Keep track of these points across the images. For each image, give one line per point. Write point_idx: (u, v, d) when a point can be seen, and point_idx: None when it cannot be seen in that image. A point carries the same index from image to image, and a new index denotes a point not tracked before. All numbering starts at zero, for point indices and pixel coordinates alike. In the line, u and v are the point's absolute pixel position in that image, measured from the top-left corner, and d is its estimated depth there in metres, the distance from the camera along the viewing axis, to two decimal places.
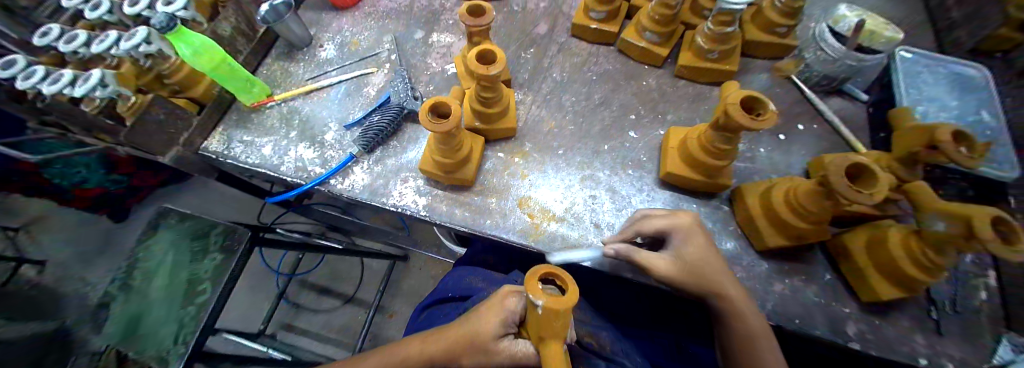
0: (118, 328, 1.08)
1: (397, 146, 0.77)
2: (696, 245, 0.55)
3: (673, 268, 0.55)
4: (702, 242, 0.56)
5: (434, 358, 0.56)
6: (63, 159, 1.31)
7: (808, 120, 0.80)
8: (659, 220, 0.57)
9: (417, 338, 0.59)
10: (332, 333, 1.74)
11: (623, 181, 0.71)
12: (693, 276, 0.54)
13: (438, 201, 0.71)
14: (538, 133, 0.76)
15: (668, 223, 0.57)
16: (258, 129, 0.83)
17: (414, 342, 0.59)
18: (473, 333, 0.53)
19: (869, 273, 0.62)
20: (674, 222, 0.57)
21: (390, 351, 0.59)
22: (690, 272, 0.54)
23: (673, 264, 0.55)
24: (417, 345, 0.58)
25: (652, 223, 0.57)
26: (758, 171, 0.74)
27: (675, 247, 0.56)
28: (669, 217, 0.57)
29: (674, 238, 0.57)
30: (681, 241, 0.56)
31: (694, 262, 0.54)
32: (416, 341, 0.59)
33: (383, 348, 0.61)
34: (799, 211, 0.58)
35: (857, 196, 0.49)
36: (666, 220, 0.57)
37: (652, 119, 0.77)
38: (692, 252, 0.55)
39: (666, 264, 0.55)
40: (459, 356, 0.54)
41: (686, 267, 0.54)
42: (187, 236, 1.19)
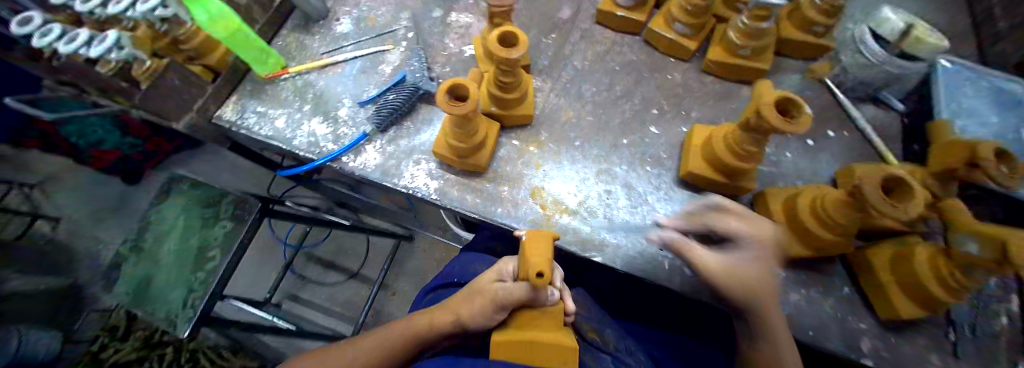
0: (128, 288, 1.12)
1: (411, 127, 0.75)
2: (760, 255, 0.48)
3: (724, 275, 0.48)
4: (767, 253, 0.48)
5: (435, 323, 0.60)
6: (80, 118, 1.32)
7: (839, 127, 0.77)
8: (732, 222, 0.49)
9: (424, 312, 0.63)
10: (336, 306, 1.77)
11: (640, 178, 0.69)
12: (745, 290, 0.47)
13: (449, 186, 0.70)
14: (555, 122, 0.74)
15: (740, 227, 0.49)
16: (272, 101, 0.82)
17: (419, 317, 0.62)
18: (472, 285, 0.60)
19: (891, 289, 0.59)
20: (749, 229, 0.48)
21: (397, 326, 0.62)
22: (745, 283, 0.47)
23: (725, 271, 0.48)
24: (423, 318, 0.61)
25: (730, 223, 0.49)
26: (782, 176, 0.71)
27: (736, 254, 0.49)
28: (747, 221, 0.49)
29: (739, 243, 0.49)
30: (745, 249, 0.48)
31: (752, 275, 0.47)
32: (421, 317, 0.62)
33: (390, 324, 0.64)
34: (825, 221, 0.55)
35: (891, 210, 0.47)
36: (742, 224, 0.49)
37: (674, 115, 0.74)
38: (753, 263, 0.48)
39: (721, 269, 0.48)
40: (460, 307, 0.58)
41: (739, 279, 0.47)
42: (198, 203, 1.21)
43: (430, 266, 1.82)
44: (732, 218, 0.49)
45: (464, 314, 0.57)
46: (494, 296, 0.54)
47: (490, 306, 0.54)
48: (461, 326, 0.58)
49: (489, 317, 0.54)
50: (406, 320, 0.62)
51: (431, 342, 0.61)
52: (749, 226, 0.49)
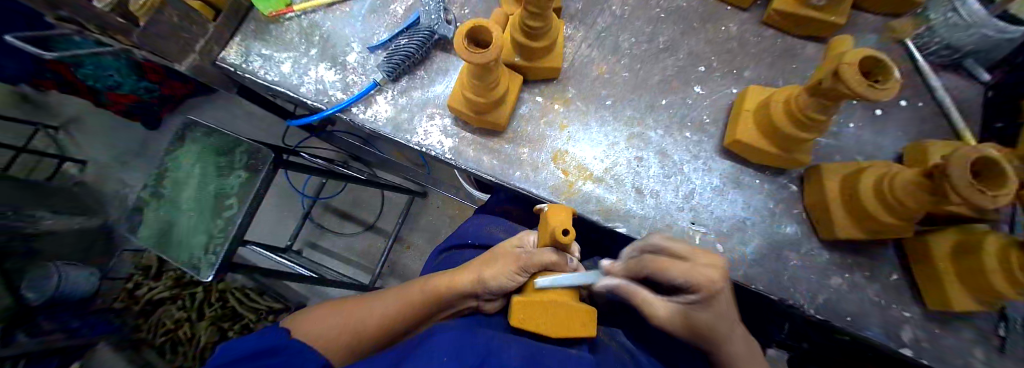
0: (152, 232, 1.16)
1: (425, 77, 0.69)
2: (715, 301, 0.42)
3: (677, 318, 0.46)
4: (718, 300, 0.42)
5: (460, 288, 0.56)
6: (93, 59, 1.29)
7: (913, 95, 0.67)
8: (669, 278, 0.43)
9: (444, 273, 0.59)
10: (353, 255, 1.82)
11: (677, 145, 0.62)
12: (695, 332, 0.45)
13: (465, 145, 0.64)
14: (585, 77, 0.66)
15: (685, 279, 0.42)
16: (278, 43, 0.75)
17: (442, 275, 0.58)
18: (497, 249, 0.57)
19: (949, 281, 0.53)
20: (691, 280, 0.42)
21: (417, 283, 0.59)
22: (688, 327, 0.45)
23: (678, 317, 0.46)
24: (444, 278, 0.57)
25: (669, 276, 0.43)
26: (841, 149, 0.64)
27: (689, 300, 0.45)
28: (686, 271, 0.42)
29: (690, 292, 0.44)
30: (697, 300, 0.43)
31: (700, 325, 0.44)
32: (445, 276, 0.58)
33: (410, 283, 0.60)
34: (891, 204, 0.48)
35: (981, 196, 0.39)
36: (685, 276, 0.42)
37: (724, 74, 0.65)
38: (703, 314, 0.43)
39: (674, 314, 0.46)
40: (483, 268, 0.55)
41: (689, 324, 0.45)
42: (213, 150, 1.19)
43: (443, 222, 1.82)
44: (669, 271, 0.43)
45: (485, 275, 0.54)
46: (517, 258, 0.52)
47: (512, 268, 0.52)
48: (481, 285, 0.55)
49: (512, 278, 0.52)
50: (426, 279, 0.58)
51: (451, 304, 0.57)
52: (691, 280, 0.42)
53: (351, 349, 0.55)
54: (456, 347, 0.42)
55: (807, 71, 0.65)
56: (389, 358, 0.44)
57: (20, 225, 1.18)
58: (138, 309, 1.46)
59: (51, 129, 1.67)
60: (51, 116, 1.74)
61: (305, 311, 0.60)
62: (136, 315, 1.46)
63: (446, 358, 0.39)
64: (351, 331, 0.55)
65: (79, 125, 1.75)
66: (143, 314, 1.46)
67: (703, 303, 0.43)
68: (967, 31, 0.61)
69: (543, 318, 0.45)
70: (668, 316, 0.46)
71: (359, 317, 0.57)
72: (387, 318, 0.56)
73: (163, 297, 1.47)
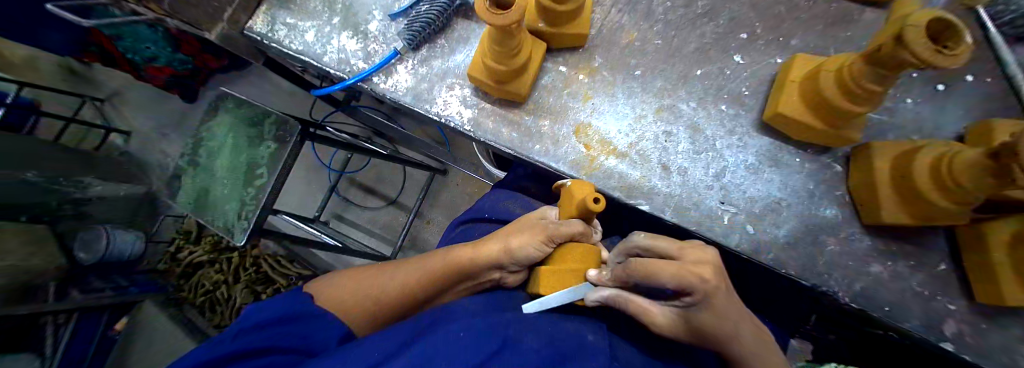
0: (190, 197, 1.23)
1: (446, 46, 0.67)
2: (717, 297, 0.39)
3: (676, 320, 0.44)
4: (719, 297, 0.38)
5: (481, 259, 0.55)
6: (132, 32, 1.34)
7: (985, 69, 0.60)
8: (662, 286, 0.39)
9: (467, 244, 0.58)
10: (376, 229, 1.87)
11: (710, 119, 0.59)
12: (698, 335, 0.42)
13: (484, 116, 0.63)
14: (614, 45, 0.63)
15: (675, 282, 0.38)
16: (302, 11, 0.75)
17: (464, 246, 0.57)
18: (524, 221, 0.56)
19: (1006, 274, 0.48)
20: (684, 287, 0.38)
21: (439, 255, 0.58)
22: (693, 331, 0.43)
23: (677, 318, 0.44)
24: (466, 249, 0.57)
25: (655, 285, 0.40)
26: (894, 127, 0.58)
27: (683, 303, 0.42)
28: (678, 275, 0.38)
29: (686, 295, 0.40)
30: (693, 302, 0.40)
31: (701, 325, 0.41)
32: (467, 246, 0.57)
33: (433, 253, 0.60)
34: (948, 185, 0.44)
35: None
36: (674, 280, 0.38)
37: (768, 42, 0.60)
38: (699, 313, 0.40)
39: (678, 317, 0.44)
40: (509, 238, 0.54)
41: (689, 325, 0.43)
42: (243, 120, 1.23)
43: (462, 200, 1.84)
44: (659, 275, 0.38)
45: (512, 244, 0.53)
46: (544, 228, 0.51)
47: (540, 237, 0.51)
48: (508, 255, 0.53)
49: (539, 249, 0.51)
50: (448, 250, 0.58)
51: (474, 274, 0.56)
52: (681, 283, 0.38)
53: (375, 314, 0.57)
54: (476, 327, 0.43)
55: (863, 39, 0.59)
56: (405, 332, 0.46)
57: (68, 191, 1.27)
58: (180, 271, 1.57)
59: (96, 101, 1.80)
60: (96, 89, 1.84)
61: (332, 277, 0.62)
62: (178, 277, 1.56)
63: (463, 333, 0.42)
64: (374, 297, 0.57)
65: (121, 98, 1.85)
66: (184, 276, 1.57)
67: (698, 304, 0.40)
68: None
69: None
70: (667, 322, 0.45)
71: (382, 285, 0.58)
72: (410, 286, 0.57)
73: (201, 261, 1.57)
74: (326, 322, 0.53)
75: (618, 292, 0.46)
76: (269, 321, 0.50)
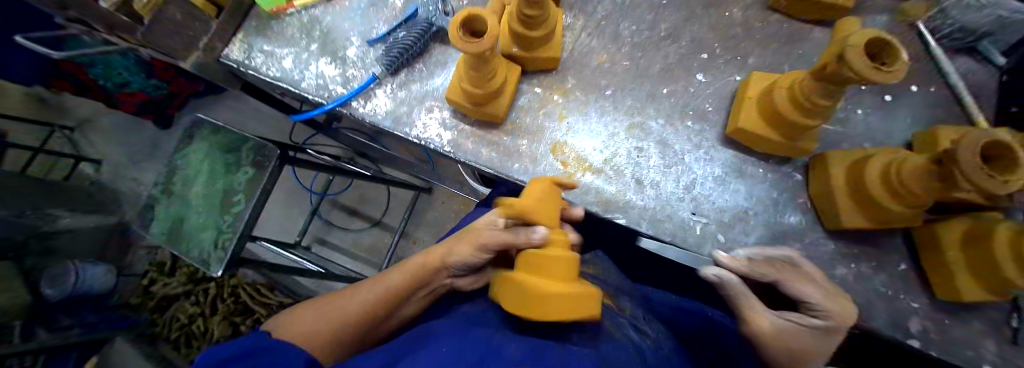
0: (163, 227, 1.19)
1: (423, 70, 0.69)
2: (836, 332, 0.47)
3: (779, 333, 0.48)
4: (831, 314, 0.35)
5: (426, 265, 0.58)
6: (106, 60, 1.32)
7: (925, 81, 0.64)
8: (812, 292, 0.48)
9: (415, 255, 0.60)
10: (360, 251, 1.84)
11: (677, 134, 0.62)
12: (796, 353, 0.48)
13: (464, 137, 0.64)
14: (586, 66, 0.66)
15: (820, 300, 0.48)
16: (279, 39, 0.76)
17: (413, 257, 0.60)
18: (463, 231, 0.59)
19: (957, 271, 0.51)
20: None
21: (393, 269, 0.60)
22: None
23: (779, 328, 0.48)
24: (419, 258, 0.60)
25: (796, 290, 0.48)
26: (848, 137, 0.62)
27: (803, 320, 0.48)
28: (827, 295, 0.48)
29: (818, 317, 0.48)
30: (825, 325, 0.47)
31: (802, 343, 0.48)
32: (415, 256, 0.60)
33: (385, 270, 0.61)
34: (899, 192, 0.47)
35: (989, 182, 0.38)
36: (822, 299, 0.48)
37: (729, 61, 0.64)
38: (816, 337, 0.47)
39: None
40: (451, 245, 0.58)
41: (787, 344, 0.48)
42: (220, 147, 1.21)
43: (448, 218, 1.83)
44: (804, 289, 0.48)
45: (453, 251, 0.57)
46: (482, 236, 0.54)
47: (476, 245, 0.54)
48: (448, 259, 0.58)
49: (477, 255, 0.54)
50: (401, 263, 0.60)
51: (430, 282, 0.59)
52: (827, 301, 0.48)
53: (335, 339, 0.54)
54: (460, 335, 0.44)
55: (814, 56, 0.63)
56: (384, 356, 0.43)
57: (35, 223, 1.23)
58: (153, 305, 1.49)
59: (65, 130, 1.74)
60: (65, 118, 1.79)
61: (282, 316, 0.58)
62: (152, 311, 1.49)
63: (445, 349, 0.40)
64: (333, 322, 0.55)
65: (92, 125, 1.80)
66: (159, 309, 1.50)
67: (827, 330, 0.47)
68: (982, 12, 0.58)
69: (514, 298, 0.40)
70: (773, 328, 0.48)
71: (338, 311, 0.56)
72: (368, 304, 0.56)
73: (177, 293, 1.50)
74: (287, 351, 0.48)
75: (743, 283, 0.50)
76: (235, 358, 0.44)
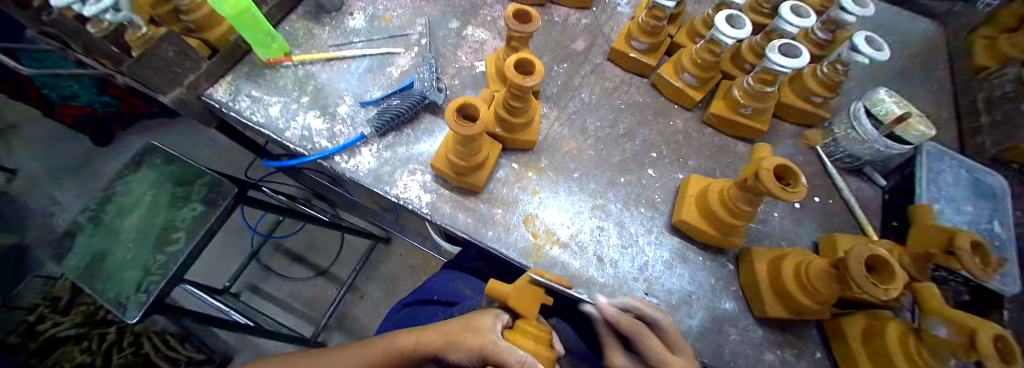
0: (80, 261, 1.04)
1: (411, 135, 0.74)
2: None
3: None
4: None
5: (418, 352, 0.55)
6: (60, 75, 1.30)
7: (824, 194, 0.79)
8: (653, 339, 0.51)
9: (408, 332, 0.58)
10: (299, 302, 1.69)
11: (633, 218, 0.70)
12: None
13: (442, 201, 0.68)
14: (556, 150, 0.74)
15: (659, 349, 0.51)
16: (270, 87, 0.79)
17: (405, 335, 0.57)
18: (468, 319, 0.56)
19: (861, 362, 0.60)
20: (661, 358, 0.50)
21: (378, 343, 0.57)
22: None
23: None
24: (409, 337, 0.56)
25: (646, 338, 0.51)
26: (768, 235, 0.74)
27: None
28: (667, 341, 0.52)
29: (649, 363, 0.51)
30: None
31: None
32: (409, 334, 0.57)
33: (372, 339, 0.59)
34: (808, 288, 0.56)
35: (872, 287, 0.48)
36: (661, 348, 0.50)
37: (672, 161, 0.76)
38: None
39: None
40: (450, 336, 0.55)
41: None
42: (170, 178, 1.14)
43: (402, 271, 1.77)
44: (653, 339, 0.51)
45: (451, 345, 0.54)
46: (484, 344, 0.51)
47: (478, 355, 0.51)
48: (443, 352, 0.55)
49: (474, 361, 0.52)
50: (387, 337, 0.57)
51: (415, 363, 0.57)
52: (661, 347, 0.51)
53: None
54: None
55: (739, 166, 0.77)
56: None
57: None
58: (34, 347, 1.20)
59: None
60: None
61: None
62: (30, 355, 1.20)
63: None
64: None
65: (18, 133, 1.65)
66: (39, 354, 1.21)
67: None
68: (864, 145, 0.74)
69: None
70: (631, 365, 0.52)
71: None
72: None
73: (68, 336, 1.26)
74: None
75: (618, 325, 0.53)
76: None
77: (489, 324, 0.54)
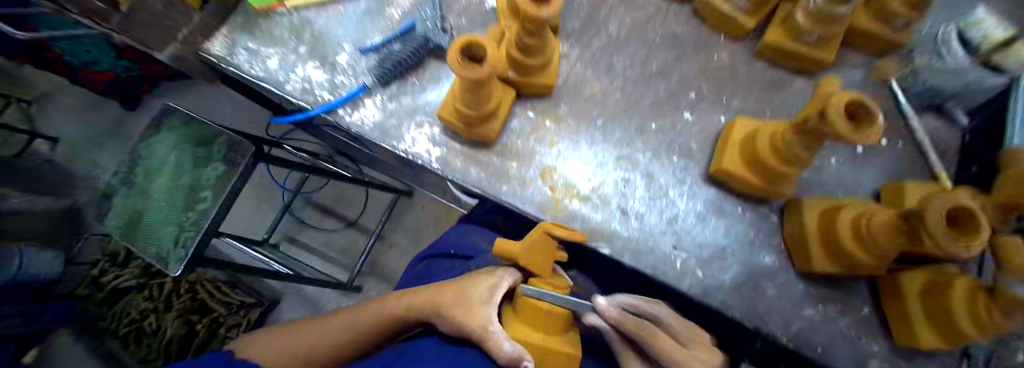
0: (122, 219, 1.11)
1: (416, 84, 0.68)
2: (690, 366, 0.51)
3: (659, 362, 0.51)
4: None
5: (410, 316, 0.56)
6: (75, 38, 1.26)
7: (892, 135, 0.68)
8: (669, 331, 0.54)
9: (398, 297, 0.58)
10: (333, 253, 1.77)
11: (663, 168, 0.63)
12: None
13: (453, 155, 0.63)
14: (578, 95, 0.67)
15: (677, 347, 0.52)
16: (266, 37, 0.73)
17: (396, 299, 0.58)
18: (461, 287, 0.55)
19: (915, 319, 0.54)
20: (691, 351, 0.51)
21: (371, 307, 0.58)
22: None
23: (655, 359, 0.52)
24: (404, 299, 0.57)
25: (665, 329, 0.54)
26: (821, 184, 0.65)
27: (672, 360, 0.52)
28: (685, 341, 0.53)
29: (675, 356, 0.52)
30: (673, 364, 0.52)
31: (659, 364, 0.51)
32: (399, 298, 0.58)
33: (366, 301, 0.60)
34: (865, 242, 0.49)
35: (948, 242, 0.40)
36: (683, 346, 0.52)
37: (713, 102, 0.66)
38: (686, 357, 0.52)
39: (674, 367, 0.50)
40: (442, 299, 0.55)
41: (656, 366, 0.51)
42: (191, 139, 1.15)
43: (427, 224, 1.79)
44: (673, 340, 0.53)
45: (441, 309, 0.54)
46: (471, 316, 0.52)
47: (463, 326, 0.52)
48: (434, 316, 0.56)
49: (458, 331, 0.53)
50: (379, 301, 0.58)
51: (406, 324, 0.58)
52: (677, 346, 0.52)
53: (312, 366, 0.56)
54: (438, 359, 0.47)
55: (793, 104, 0.67)
56: None
57: None
58: (102, 297, 1.41)
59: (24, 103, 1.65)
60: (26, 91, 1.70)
61: (251, 339, 0.59)
62: (99, 303, 1.41)
63: None
64: (306, 356, 0.55)
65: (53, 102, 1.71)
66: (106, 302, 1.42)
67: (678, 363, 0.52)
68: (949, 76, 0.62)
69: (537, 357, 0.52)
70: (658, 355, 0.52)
71: (312, 344, 0.56)
72: (341, 343, 0.56)
73: (129, 286, 1.44)
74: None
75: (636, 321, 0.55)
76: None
77: (484, 292, 0.54)
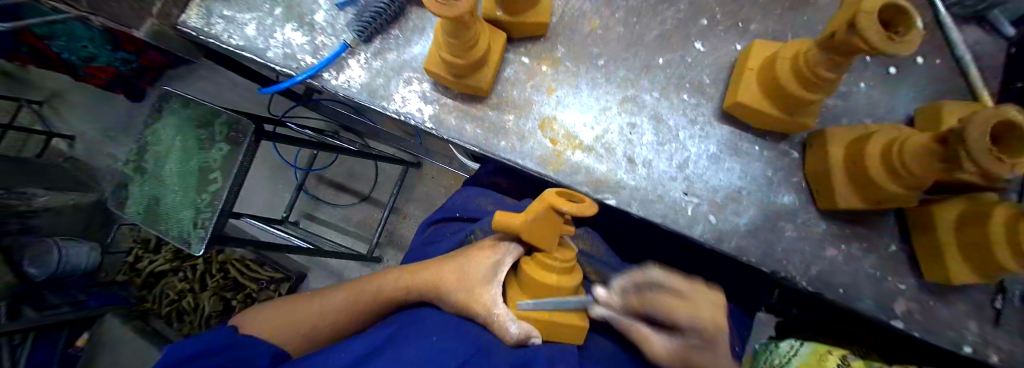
0: (140, 205, 1.14)
1: (400, 37, 0.63)
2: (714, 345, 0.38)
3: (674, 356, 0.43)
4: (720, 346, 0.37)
5: (410, 295, 0.56)
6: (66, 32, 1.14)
7: (934, 52, 0.61)
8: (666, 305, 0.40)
9: (399, 274, 0.58)
10: (350, 226, 1.80)
11: (673, 109, 0.58)
12: None
13: (446, 112, 0.60)
14: (576, 35, 0.61)
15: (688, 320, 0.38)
16: (240, 1, 0.68)
17: (397, 275, 0.58)
18: (462, 266, 0.54)
19: (948, 251, 0.50)
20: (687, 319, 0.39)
21: (368, 286, 0.58)
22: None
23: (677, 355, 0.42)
24: (405, 277, 0.57)
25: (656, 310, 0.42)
26: (849, 111, 0.60)
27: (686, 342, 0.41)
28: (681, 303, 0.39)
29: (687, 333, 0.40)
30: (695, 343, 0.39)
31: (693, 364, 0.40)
32: (399, 274, 0.58)
33: (365, 277, 0.60)
34: (897, 172, 0.45)
35: (998, 165, 0.36)
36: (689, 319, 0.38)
37: (728, 29, 0.60)
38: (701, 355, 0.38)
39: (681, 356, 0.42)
40: (445, 274, 0.54)
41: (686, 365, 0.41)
42: (191, 122, 1.13)
43: (437, 193, 1.78)
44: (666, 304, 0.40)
45: (441, 281, 0.54)
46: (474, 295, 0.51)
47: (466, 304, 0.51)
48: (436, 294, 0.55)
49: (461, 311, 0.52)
50: (377, 279, 0.58)
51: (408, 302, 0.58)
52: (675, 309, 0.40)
53: (314, 342, 0.57)
54: (445, 325, 0.48)
55: (819, 24, 0.59)
56: (366, 344, 0.45)
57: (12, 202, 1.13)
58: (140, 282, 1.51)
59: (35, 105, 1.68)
60: (35, 91, 1.73)
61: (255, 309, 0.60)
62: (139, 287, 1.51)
63: (437, 338, 0.43)
64: (305, 333, 0.56)
65: (61, 100, 1.73)
66: (146, 287, 1.52)
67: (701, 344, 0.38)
68: None
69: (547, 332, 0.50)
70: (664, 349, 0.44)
71: (313, 317, 0.57)
72: (339, 322, 0.57)
73: (164, 270, 1.51)
74: (261, 349, 0.51)
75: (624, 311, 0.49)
76: (196, 354, 0.47)
77: (488, 269, 0.53)
